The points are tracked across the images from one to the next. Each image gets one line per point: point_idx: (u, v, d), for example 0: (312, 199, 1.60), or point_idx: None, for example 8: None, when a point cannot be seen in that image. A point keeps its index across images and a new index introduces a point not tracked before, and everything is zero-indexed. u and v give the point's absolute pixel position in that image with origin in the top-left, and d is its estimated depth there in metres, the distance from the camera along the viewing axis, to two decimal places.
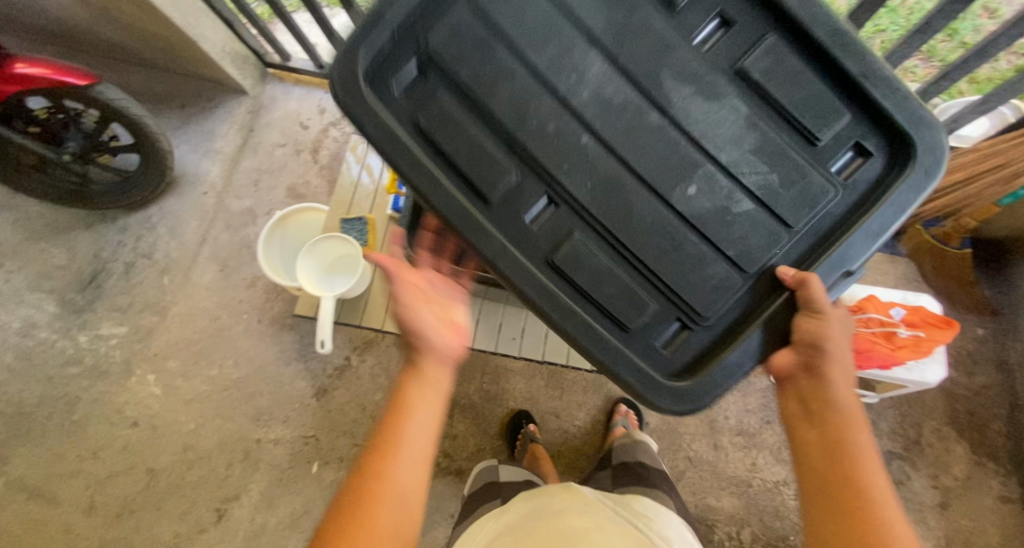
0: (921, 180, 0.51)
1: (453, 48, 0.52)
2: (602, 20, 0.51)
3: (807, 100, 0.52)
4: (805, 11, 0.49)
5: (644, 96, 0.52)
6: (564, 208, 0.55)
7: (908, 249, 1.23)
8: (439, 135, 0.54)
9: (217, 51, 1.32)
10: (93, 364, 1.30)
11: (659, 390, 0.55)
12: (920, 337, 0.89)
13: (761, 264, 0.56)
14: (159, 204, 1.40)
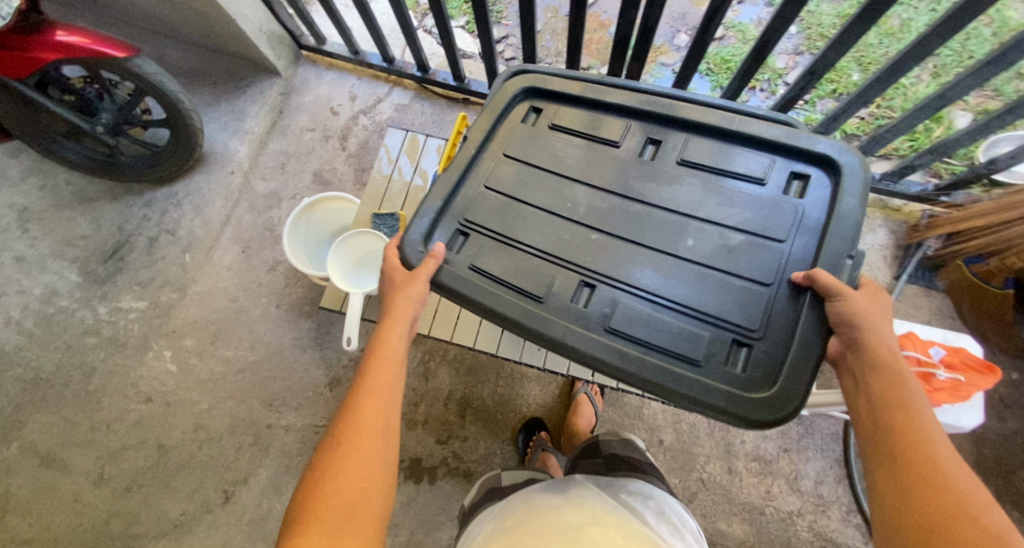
0: (855, 170, 0.63)
1: (477, 205, 0.69)
2: (572, 165, 0.70)
3: (740, 161, 0.67)
4: (694, 114, 0.69)
5: (624, 197, 0.68)
6: (602, 285, 0.64)
7: (946, 284, 1.20)
8: (487, 267, 0.65)
9: (255, 30, 1.31)
10: (112, 336, 1.30)
11: (750, 411, 0.56)
12: (959, 381, 0.86)
13: (775, 274, 0.62)
14: (186, 180, 1.39)
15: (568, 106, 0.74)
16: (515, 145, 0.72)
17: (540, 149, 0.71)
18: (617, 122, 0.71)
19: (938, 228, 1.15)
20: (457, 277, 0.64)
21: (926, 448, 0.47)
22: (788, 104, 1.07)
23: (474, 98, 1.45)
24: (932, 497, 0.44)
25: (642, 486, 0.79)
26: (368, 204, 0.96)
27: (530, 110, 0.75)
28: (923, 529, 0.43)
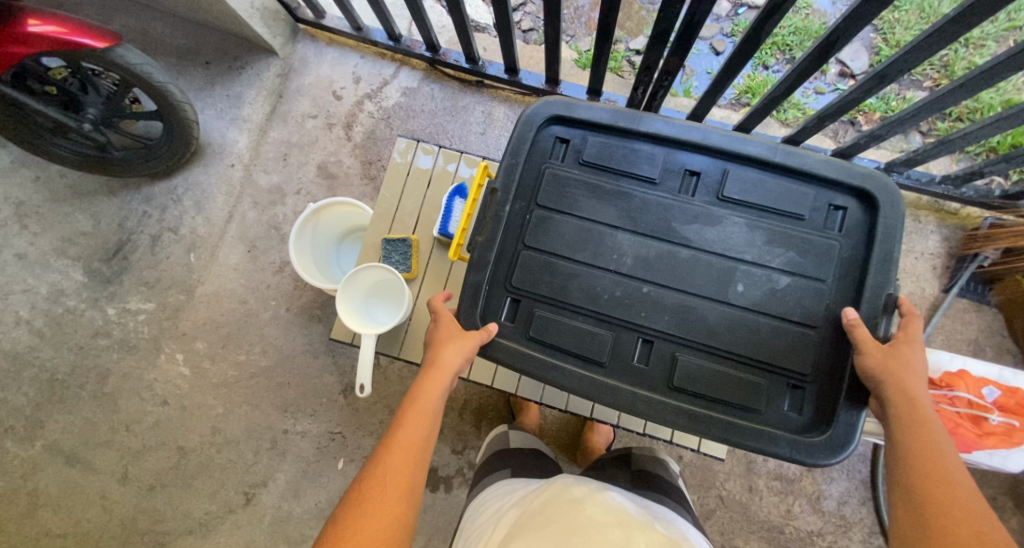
0: (890, 202, 0.50)
1: (520, 270, 0.54)
2: (611, 206, 0.53)
3: (784, 195, 0.52)
4: (724, 141, 0.52)
5: (669, 240, 0.52)
6: (659, 340, 0.52)
7: (998, 299, 1.11)
8: (544, 339, 0.53)
9: (247, 7, 1.18)
10: (122, 338, 1.28)
11: (811, 457, 0.49)
12: (1013, 426, 0.80)
13: (819, 315, 0.51)
14: (184, 173, 1.32)
15: (598, 135, 0.55)
16: (545, 190, 0.54)
17: (566, 193, 0.54)
18: (657, 153, 0.53)
19: (998, 240, 1.05)
20: (514, 354, 0.53)
21: (943, 475, 0.43)
22: (846, 106, 0.94)
23: (488, 81, 1.32)
24: (956, 530, 0.40)
25: (663, 510, 0.65)
26: (377, 224, 0.86)
27: (555, 141, 0.56)
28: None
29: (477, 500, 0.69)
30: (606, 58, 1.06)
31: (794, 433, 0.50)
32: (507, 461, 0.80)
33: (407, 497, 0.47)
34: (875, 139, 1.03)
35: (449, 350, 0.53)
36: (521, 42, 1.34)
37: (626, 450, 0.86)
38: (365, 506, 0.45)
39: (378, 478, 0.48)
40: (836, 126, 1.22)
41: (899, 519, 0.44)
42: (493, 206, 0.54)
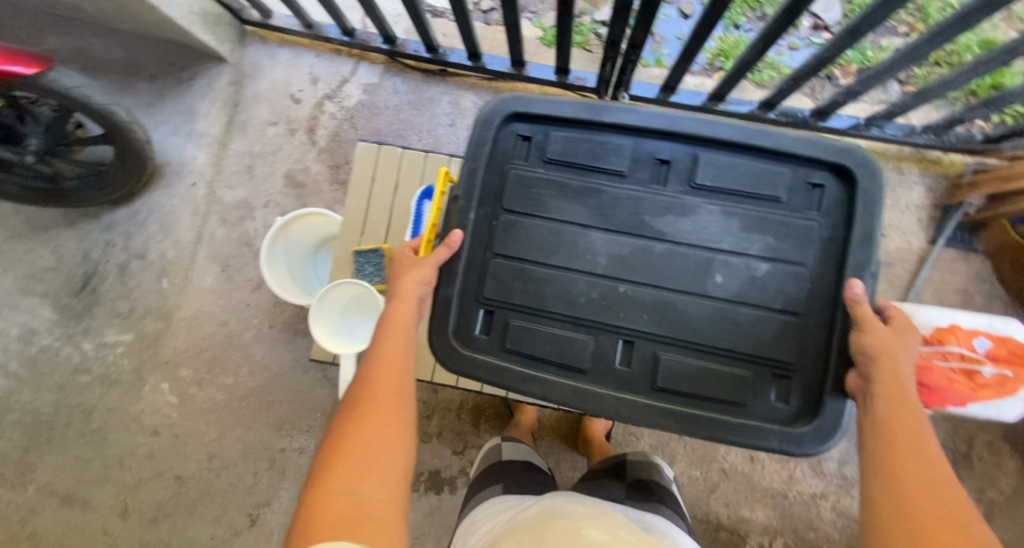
0: (870, 176, 0.48)
1: (492, 282, 0.52)
2: (579, 205, 0.51)
3: (759, 176, 0.50)
4: (691, 124, 0.49)
5: (642, 234, 0.50)
6: (640, 340, 0.50)
7: (985, 246, 1.10)
8: (523, 350, 0.51)
9: (185, 14, 1.11)
10: (103, 373, 1.24)
11: (802, 447, 0.47)
12: (1005, 377, 0.79)
13: (802, 300, 0.49)
14: (145, 197, 1.26)
15: (561, 129, 0.53)
16: (510, 193, 0.52)
17: (533, 195, 0.51)
18: (624, 143, 0.51)
19: (982, 186, 1.04)
20: (492, 368, 0.51)
21: (922, 455, 0.40)
22: (820, 65, 0.92)
23: (452, 69, 1.26)
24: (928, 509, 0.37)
25: (659, 522, 0.65)
26: (347, 236, 0.82)
27: (519, 140, 0.53)
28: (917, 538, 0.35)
29: (472, 517, 0.69)
30: (568, 35, 1.01)
31: (783, 426, 0.48)
32: (502, 473, 0.80)
33: (404, 403, 0.49)
34: (853, 94, 1.00)
35: (409, 280, 0.52)
36: (482, 23, 1.26)
37: (621, 457, 0.87)
38: (364, 415, 0.47)
39: (371, 390, 0.49)
40: (813, 83, 1.19)
41: (873, 501, 0.40)
42: (457, 216, 0.52)
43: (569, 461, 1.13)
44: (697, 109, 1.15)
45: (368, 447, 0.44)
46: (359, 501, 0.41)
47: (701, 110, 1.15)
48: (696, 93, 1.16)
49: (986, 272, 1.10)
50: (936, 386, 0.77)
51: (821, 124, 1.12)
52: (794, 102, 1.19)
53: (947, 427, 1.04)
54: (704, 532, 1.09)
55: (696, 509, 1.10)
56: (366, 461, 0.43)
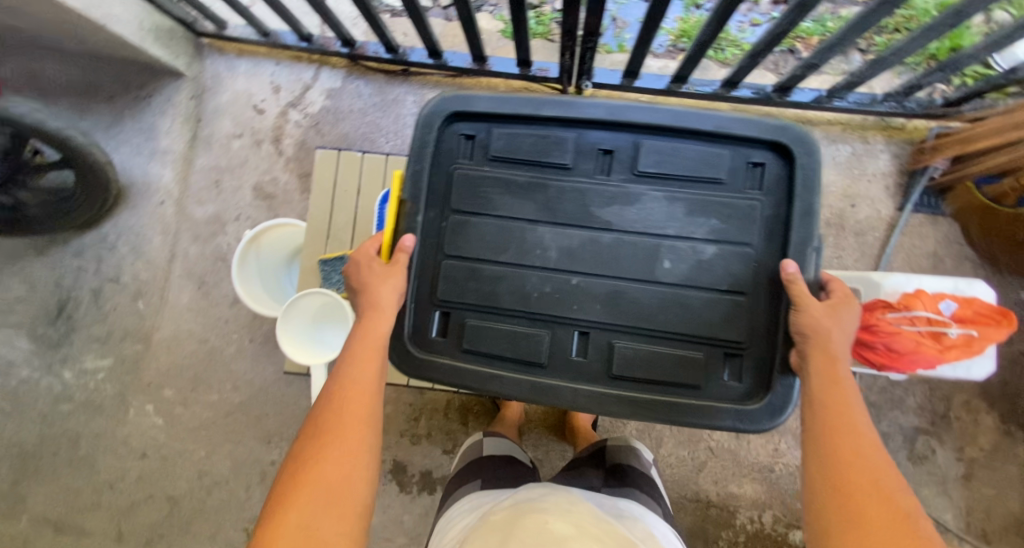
0: (807, 154, 0.52)
1: (444, 281, 0.56)
2: (529, 203, 0.55)
3: (700, 160, 0.54)
4: (633, 114, 0.53)
5: (590, 226, 0.54)
6: (594, 330, 0.54)
7: (952, 208, 1.11)
8: (479, 347, 0.55)
9: (135, 30, 1.09)
10: (86, 399, 1.23)
11: (755, 424, 0.51)
12: (972, 336, 0.78)
13: (749, 279, 0.53)
14: (113, 219, 1.25)
15: (503, 127, 0.56)
16: (457, 195, 0.56)
17: (481, 195, 0.56)
18: (566, 137, 0.55)
19: (944, 149, 1.04)
20: (450, 367, 0.55)
21: (854, 429, 0.44)
22: (773, 41, 0.93)
23: (414, 69, 1.24)
24: (859, 483, 0.41)
25: (630, 508, 0.66)
26: (313, 244, 0.83)
27: (462, 139, 0.57)
28: (848, 513, 0.40)
29: (448, 516, 0.70)
30: (524, 27, 1.01)
31: (736, 405, 0.52)
32: (481, 469, 0.80)
33: (368, 427, 0.49)
34: (812, 67, 1.00)
35: (386, 289, 0.53)
36: (442, 20, 1.25)
37: (602, 443, 0.89)
38: (326, 443, 0.47)
39: (334, 415, 0.49)
40: (775, 58, 1.18)
41: (812, 474, 0.44)
42: (406, 219, 0.55)
43: (558, 451, 1.14)
44: (660, 92, 1.14)
45: (328, 481, 0.45)
46: (315, 536, 0.42)
47: (665, 93, 1.14)
48: (659, 76, 1.16)
49: (955, 235, 1.10)
50: (904, 351, 0.78)
51: (785, 99, 1.11)
52: (757, 78, 1.18)
53: (924, 390, 1.06)
54: (695, 511, 1.10)
55: (686, 489, 1.11)
56: (327, 495, 0.44)
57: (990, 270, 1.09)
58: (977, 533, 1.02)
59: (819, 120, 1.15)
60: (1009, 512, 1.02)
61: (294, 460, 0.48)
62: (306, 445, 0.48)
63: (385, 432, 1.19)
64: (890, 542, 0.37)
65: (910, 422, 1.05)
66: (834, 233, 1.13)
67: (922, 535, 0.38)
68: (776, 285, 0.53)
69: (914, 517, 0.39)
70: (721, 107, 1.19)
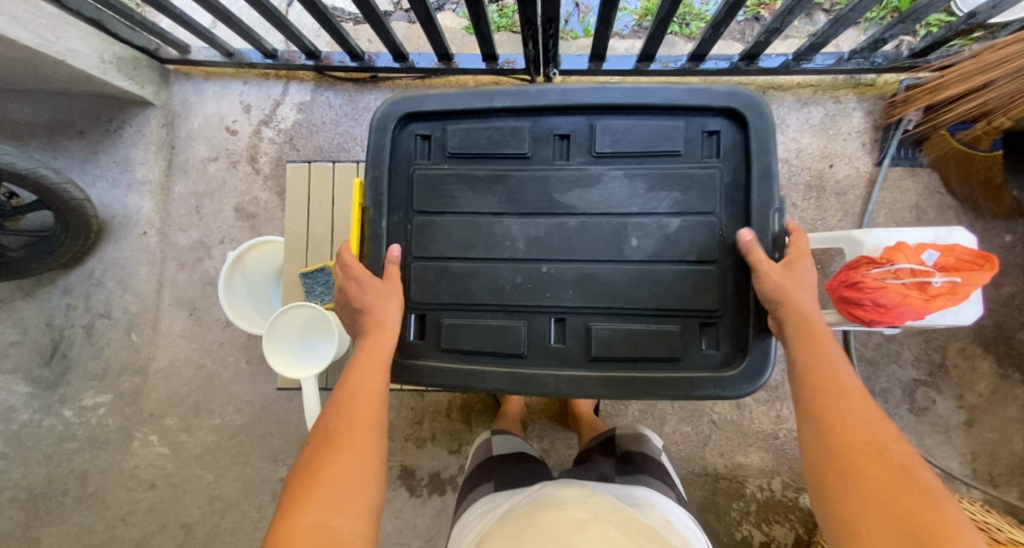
0: (760, 118, 0.53)
1: (417, 285, 0.57)
2: (493, 197, 0.57)
3: (656, 135, 0.55)
4: (584, 96, 0.54)
5: (554, 210, 0.56)
6: (571, 316, 0.56)
7: (930, 159, 1.10)
8: (456, 345, 0.57)
9: (97, 64, 1.09)
10: (90, 436, 1.24)
11: (736, 389, 0.52)
12: (956, 283, 0.77)
13: (716, 247, 0.55)
14: (98, 255, 1.25)
15: (457, 123, 0.58)
16: (419, 196, 0.57)
17: (443, 194, 0.57)
18: (521, 126, 0.56)
19: (915, 100, 1.04)
20: (430, 367, 0.56)
21: (844, 390, 0.47)
22: (731, 10, 0.92)
23: (382, 74, 1.23)
24: (853, 441, 0.44)
25: (646, 495, 0.66)
26: (293, 259, 0.84)
27: (418, 139, 0.59)
28: (848, 473, 0.42)
29: (465, 520, 0.70)
30: (485, 21, 1.00)
31: (714, 371, 0.53)
32: (492, 471, 0.80)
33: (377, 430, 0.50)
34: (775, 31, 0.99)
35: (391, 308, 0.54)
36: (406, 23, 1.25)
37: (611, 432, 0.89)
38: (337, 448, 0.47)
39: (344, 420, 0.49)
40: (740, 27, 1.18)
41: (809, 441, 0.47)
42: (371, 225, 0.57)
43: (563, 440, 1.14)
44: (629, 73, 1.14)
45: (342, 481, 0.45)
46: (333, 534, 0.41)
47: (634, 73, 1.14)
48: (626, 57, 1.15)
49: (935, 184, 1.09)
50: (892, 305, 0.78)
51: (753, 67, 1.10)
52: (724, 48, 1.17)
53: (919, 341, 1.06)
54: (705, 485, 1.11)
55: (693, 464, 1.11)
56: (336, 500, 0.44)
57: (974, 217, 1.09)
58: (984, 477, 1.02)
59: (790, 85, 1.15)
60: (1013, 454, 1.02)
61: (305, 464, 0.47)
62: (316, 450, 0.48)
63: (390, 439, 1.19)
64: (888, 495, 0.40)
65: (908, 375, 1.06)
66: (816, 196, 1.13)
67: (918, 485, 0.40)
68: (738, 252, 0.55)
69: (909, 469, 0.41)
70: (691, 81, 1.19)
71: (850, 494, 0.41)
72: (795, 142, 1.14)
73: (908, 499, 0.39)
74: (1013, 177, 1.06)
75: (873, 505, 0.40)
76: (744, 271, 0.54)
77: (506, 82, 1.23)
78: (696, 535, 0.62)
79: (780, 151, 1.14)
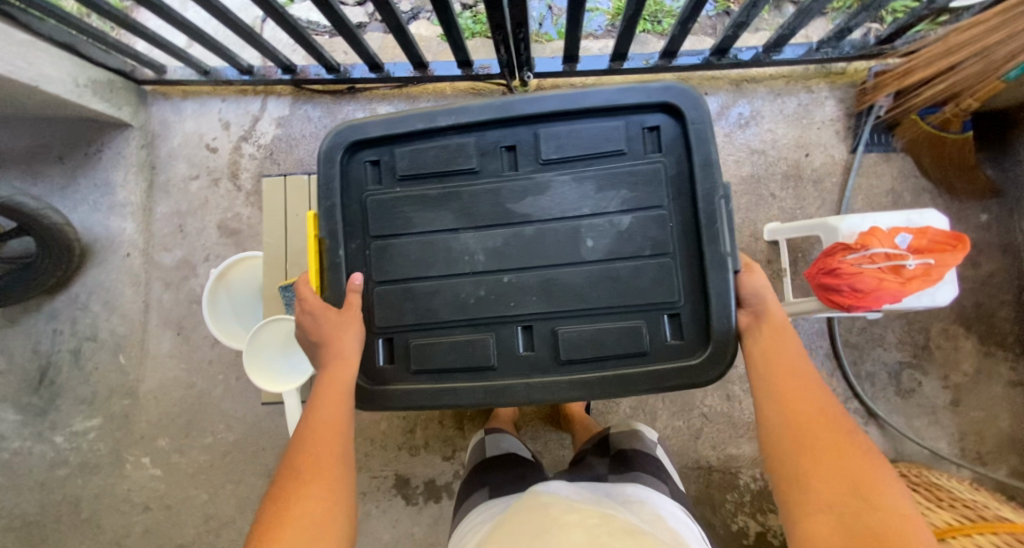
0: (694, 109, 0.53)
1: (381, 309, 0.58)
2: (448, 212, 0.57)
3: (600, 137, 0.56)
4: (522, 103, 0.55)
5: (510, 217, 0.56)
6: (537, 323, 0.56)
7: (903, 143, 1.11)
8: (426, 364, 0.57)
9: (71, 88, 1.09)
10: (81, 461, 1.23)
11: (702, 377, 0.53)
12: (930, 264, 0.79)
13: (668, 241, 0.55)
14: (82, 278, 1.25)
15: (404, 145, 0.58)
16: (373, 222, 0.58)
17: (399, 215, 0.58)
18: (466, 142, 0.57)
19: (885, 86, 1.05)
20: (403, 390, 0.57)
21: (797, 370, 0.53)
22: (697, 7, 0.94)
23: (359, 85, 1.24)
24: (809, 414, 0.49)
25: (638, 492, 0.66)
26: (271, 274, 0.84)
27: (368, 166, 0.60)
28: (806, 440, 0.47)
29: (463, 526, 0.70)
30: (457, 28, 1.01)
31: (676, 361, 0.54)
32: (485, 478, 0.79)
33: (343, 463, 0.49)
34: (741, 25, 1.00)
35: (349, 337, 0.55)
36: (380, 33, 1.26)
37: (606, 431, 0.88)
38: (304, 483, 0.46)
39: (308, 456, 0.48)
40: (711, 22, 1.19)
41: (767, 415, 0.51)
42: (328, 255, 0.58)
43: (556, 441, 1.14)
44: (603, 72, 1.15)
45: (313, 516, 0.44)
46: None
47: (607, 73, 1.15)
48: (599, 57, 1.16)
49: (910, 168, 1.11)
50: (868, 290, 0.79)
51: (725, 60, 1.11)
52: (696, 43, 1.18)
53: (902, 324, 1.07)
54: (699, 478, 1.11)
55: (686, 457, 1.12)
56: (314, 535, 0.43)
57: (950, 199, 1.10)
58: (973, 456, 1.03)
59: (763, 77, 1.16)
60: (1000, 431, 1.03)
61: (271, 503, 0.45)
62: (282, 489, 0.46)
63: (384, 448, 1.19)
64: (841, 458, 0.45)
65: (893, 358, 1.06)
66: (793, 185, 1.14)
67: (862, 448, 0.47)
68: (691, 249, 0.55)
69: (854, 434, 0.48)
70: (666, 78, 1.20)
71: (809, 460, 0.46)
72: (770, 133, 1.15)
73: (854, 460, 0.45)
74: (986, 161, 1.10)
75: (830, 466, 0.45)
76: (698, 266, 0.55)
77: (483, 87, 1.24)
78: (688, 529, 0.62)
79: (757, 142, 1.15)
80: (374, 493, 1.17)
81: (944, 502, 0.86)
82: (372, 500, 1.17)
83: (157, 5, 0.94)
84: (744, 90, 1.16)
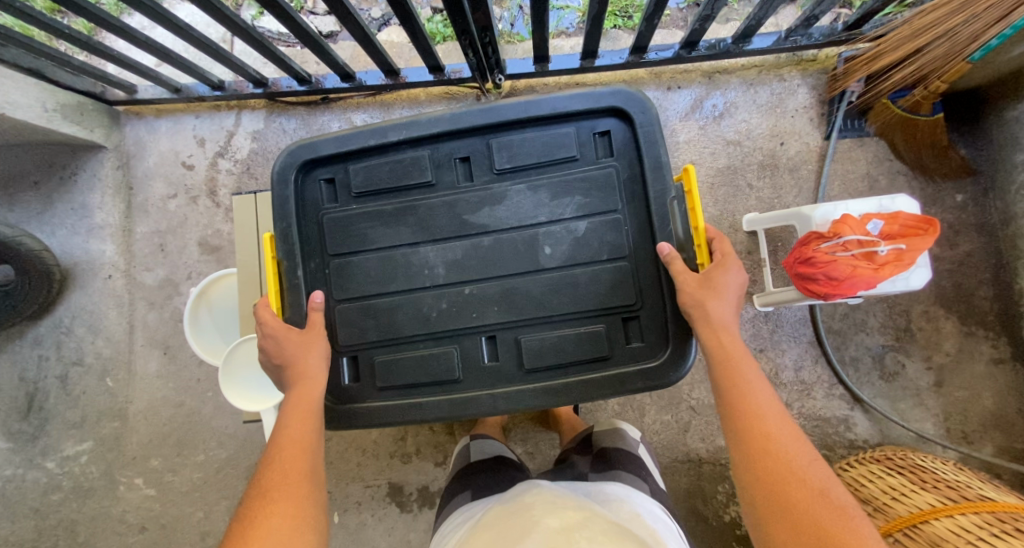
0: (641, 114, 0.62)
1: (343, 328, 0.65)
2: (408, 230, 0.65)
3: (552, 144, 0.64)
4: (481, 117, 0.62)
5: (468, 235, 0.64)
6: (500, 333, 0.64)
7: (876, 127, 1.11)
8: (392, 381, 0.65)
9: (39, 113, 1.08)
10: (74, 485, 1.23)
11: (663, 379, 0.61)
12: (900, 249, 0.79)
13: (624, 245, 0.63)
14: (65, 302, 1.24)
15: (358, 163, 0.66)
16: (334, 240, 0.65)
17: (355, 231, 0.65)
18: (421, 155, 0.64)
19: (855, 71, 1.05)
20: (371, 404, 0.65)
21: (759, 410, 0.53)
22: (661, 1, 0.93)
23: (333, 95, 1.23)
24: (775, 465, 0.49)
25: (616, 490, 0.66)
26: (247, 291, 0.86)
27: (323, 184, 0.67)
28: (776, 496, 0.47)
29: (445, 527, 0.70)
30: (423, 34, 1.00)
31: (640, 365, 0.62)
32: (468, 481, 0.79)
33: (311, 479, 0.50)
34: (708, 18, 1.00)
35: (313, 356, 0.59)
36: (350, 42, 1.25)
37: (590, 430, 0.89)
38: (271, 500, 0.47)
39: (275, 473, 0.49)
40: (681, 14, 1.19)
41: (739, 468, 0.51)
42: (287, 276, 0.65)
43: (547, 440, 1.15)
44: (575, 71, 1.14)
45: (280, 536, 0.44)
46: None
47: (580, 71, 1.14)
48: (570, 55, 1.15)
49: (884, 152, 1.11)
50: (841, 278, 0.80)
51: (695, 53, 1.10)
52: (667, 37, 1.18)
53: (883, 309, 1.07)
54: (689, 471, 1.12)
55: (677, 451, 1.12)
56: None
57: (924, 181, 1.10)
58: (958, 436, 1.04)
59: (735, 67, 1.16)
60: (983, 410, 1.04)
61: (238, 522, 0.46)
62: (249, 508, 0.47)
63: (375, 457, 1.19)
64: (812, 516, 0.45)
65: (874, 342, 1.07)
66: (770, 174, 1.14)
67: (838, 504, 0.45)
68: (646, 251, 0.63)
69: (828, 488, 0.47)
70: (639, 73, 1.19)
71: (779, 520, 0.46)
72: (745, 124, 1.15)
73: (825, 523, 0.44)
74: (959, 141, 1.10)
75: (799, 528, 0.45)
76: (656, 268, 0.63)
77: (456, 92, 1.24)
78: (667, 526, 0.62)
79: (732, 134, 1.15)
80: (369, 502, 1.18)
81: (927, 484, 0.87)
82: (367, 509, 1.18)
83: (119, 28, 0.93)
84: (717, 82, 1.16)
